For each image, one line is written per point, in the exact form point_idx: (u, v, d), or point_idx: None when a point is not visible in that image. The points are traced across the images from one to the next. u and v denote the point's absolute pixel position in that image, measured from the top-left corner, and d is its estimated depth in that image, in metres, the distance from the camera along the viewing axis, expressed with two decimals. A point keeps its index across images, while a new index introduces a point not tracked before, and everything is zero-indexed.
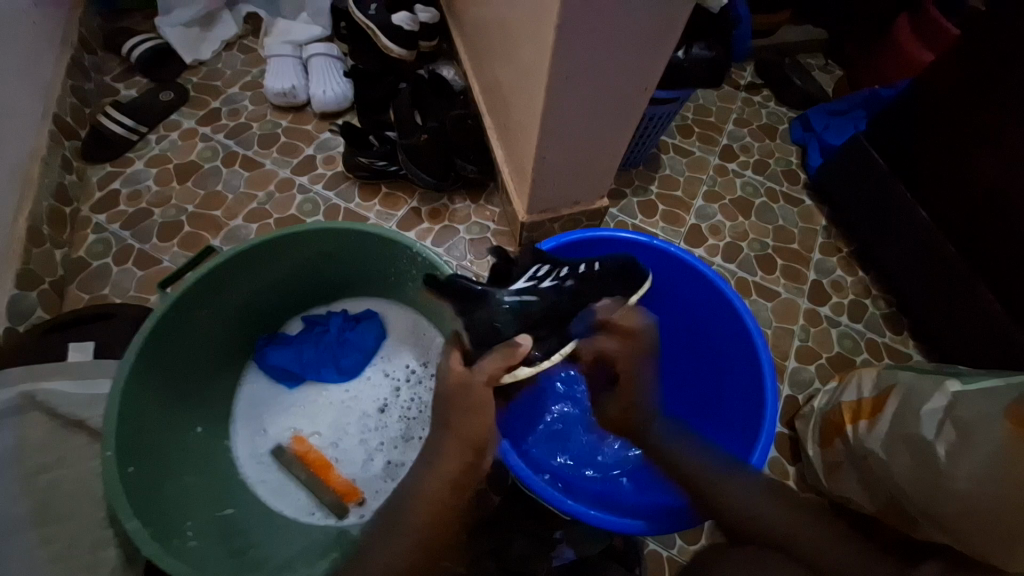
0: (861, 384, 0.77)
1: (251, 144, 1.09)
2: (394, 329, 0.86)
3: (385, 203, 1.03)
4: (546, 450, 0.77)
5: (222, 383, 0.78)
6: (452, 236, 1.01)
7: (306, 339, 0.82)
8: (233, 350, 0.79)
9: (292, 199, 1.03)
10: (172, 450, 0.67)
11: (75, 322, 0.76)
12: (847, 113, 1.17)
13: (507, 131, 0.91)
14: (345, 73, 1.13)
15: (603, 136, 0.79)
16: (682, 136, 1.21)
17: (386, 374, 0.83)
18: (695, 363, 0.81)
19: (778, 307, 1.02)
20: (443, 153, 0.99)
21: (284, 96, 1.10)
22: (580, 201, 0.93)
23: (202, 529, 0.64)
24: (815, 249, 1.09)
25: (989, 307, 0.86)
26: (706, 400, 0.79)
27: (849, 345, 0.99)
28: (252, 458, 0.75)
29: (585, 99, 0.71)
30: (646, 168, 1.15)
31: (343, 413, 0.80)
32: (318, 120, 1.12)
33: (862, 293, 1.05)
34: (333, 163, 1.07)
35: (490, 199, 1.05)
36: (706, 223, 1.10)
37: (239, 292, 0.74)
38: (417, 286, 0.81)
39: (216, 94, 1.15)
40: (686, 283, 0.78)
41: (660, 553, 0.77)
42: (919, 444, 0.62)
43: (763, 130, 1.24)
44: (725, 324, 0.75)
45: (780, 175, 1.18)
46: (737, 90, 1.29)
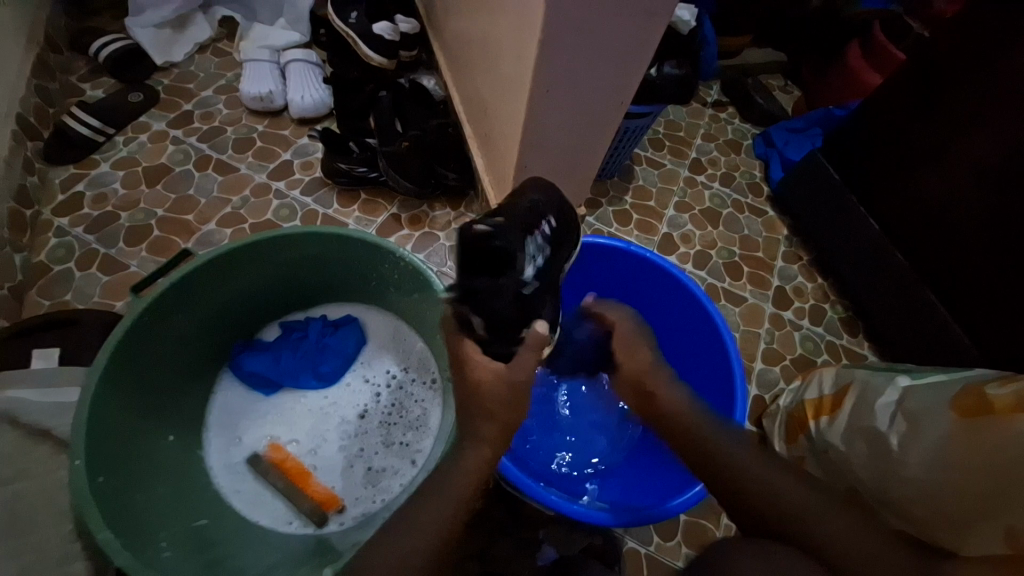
0: (822, 382, 0.82)
1: (225, 148, 1.07)
2: (375, 334, 0.86)
3: (364, 209, 1.03)
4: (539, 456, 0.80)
5: (195, 391, 0.75)
6: (432, 242, 1.02)
7: (284, 345, 0.81)
8: (209, 357, 0.77)
9: (268, 204, 1.02)
10: (144, 460, 0.65)
11: (37, 329, 0.72)
12: (805, 131, 1.25)
13: (488, 140, 0.93)
14: (323, 79, 1.12)
15: (583, 147, 0.82)
16: (654, 149, 1.26)
17: (366, 381, 0.82)
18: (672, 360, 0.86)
19: (744, 311, 1.07)
20: (425, 162, 1.00)
21: (261, 101, 1.09)
22: None
23: (175, 541, 0.62)
24: (778, 257, 1.16)
25: (935, 310, 0.93)
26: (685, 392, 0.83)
27: (810, 347, 1.05)
28: (227, 467, 0.73)
29: (565, 113, 0.74)
30: (620, 179, 1.20)
31: (322, 419, 0.79)
32: (296, 125, 1.12)
33: (821, 298, 1.11)
34: (311, 168, 1.06)
35: (470, 206, 1.06)
36: (678, 232, 1.15)
37: (215, 298, 0.73)
38: (398, 291, 0.81)
39: (189, 96, 1.13)
40: (660, 286, 0.83)
41: (639, 551, 0.79)
42: (874, 435, 0.67)
43: (728, 145, 1.31)
44: (698, 324, 0.79)
45: (745, 188, 1.25)
46: (704, 107, 1.37)
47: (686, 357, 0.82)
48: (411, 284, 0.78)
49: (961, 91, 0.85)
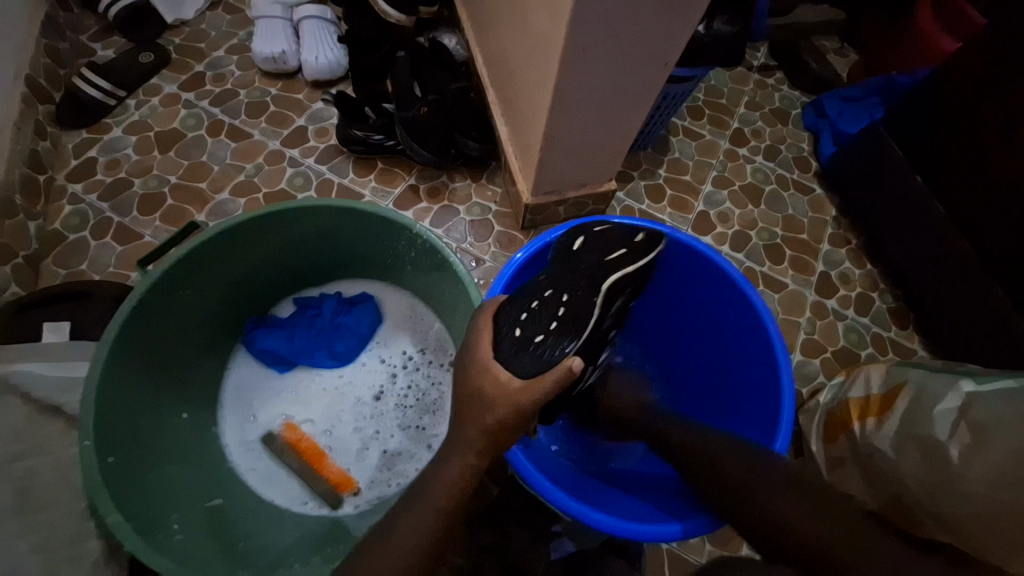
0: (869, 380, 0.76)
1: (238, 113, 1.02)
2: (391, 313, 0.82)
3: (381, 179, 0.98)
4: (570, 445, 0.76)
5: (209, 367, 0.74)
6: (452, 217, 0.96)
7: (298, 323, 0.79)
8: (222, 333, 0.75)
9: (282, 172, 0.97)
10: (157, 439, 0.63)
11: (52, 300, 0.71)
12: (862, 100, 1.13)
13: (513, 108, 0.86)
14: (339, 38, 1.05)
15: (615, 116, 0.74)
16: (692, 118, 1.16)
17: (382, 361, 0.79)
18: (711, 356, 0.77)
19: (784, 298, 1.00)
20: (443, 128, 0.94)
21: (273, 62, 1.04)
22: (587, 183, 0.89)
23: (187, 519, 0.61)
24: (824, 240, 1.07)
25: (1001, 307, 0.84)
26: (723, 389, 0.75)
27: (854, 339, 0.97)
28: (242, 445, 0.72)
29: (599, 76, 0.66)
30: (654, 151, 1.11)
31: (336, 399, 0.76)
32: (311, 89, 1.06)
33: (868, 287, 1.03)
34: (326, 135, 1.01)
35: (492, 178, 1.00)
36: (715, 210, 1.07)
37: (225, 274, 0.70)
38: (415, 269, 0.77)
39: (200, 57, 1.07)
40: (704, 283, 0.74)
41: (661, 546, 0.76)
42: (928, 443, 0.61)
43: (774, 114, 1.20)
44: (744, 330, 0.71)
45: (792, 163, 1.15)
46: (750, 71, 1.25)
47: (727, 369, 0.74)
48: (429, 263, 0.73)
49: None
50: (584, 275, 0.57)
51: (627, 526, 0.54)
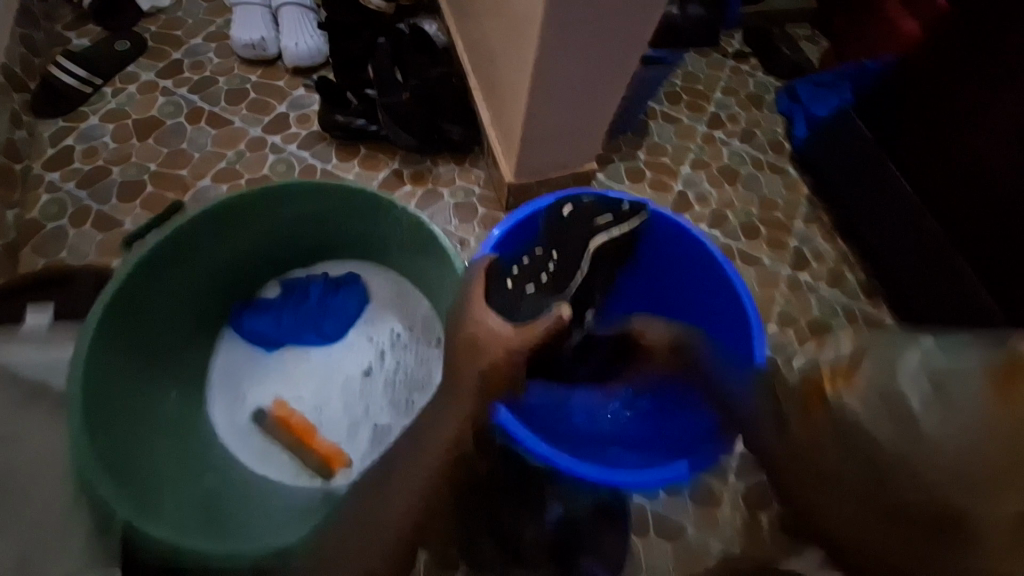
0: (839, 344, 0.80)
1: (218, 100, 1.02)
2: (378, 293, 0.83)
3: (364, 164, 0.98)
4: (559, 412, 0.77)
5: (197, 349, 0.74)
6: (435, 201, 0.97)
7: (285, 304, 0.79)
8: (209, 315, 0.75)
9: (264, 159, 0.97)
10: (145, 417, 0.64)
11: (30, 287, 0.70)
12: (836, 84, 1.14)
13: (494, 90, 0.88)
14: (319, 25, 1.05)
15: (595, 96, 0.76)
16: (670, 103, 1.19)
17: (369, 340, 0.80)
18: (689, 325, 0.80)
19: (759, 274, 1.03)
20: (425, 113, 0.95)
21: (253, 48, 1.04)
22: (567, 164, 0.90)
23: (178, 496, 0.63)
24: (798, 218, 1.09)
25: (964, 275, 0.88)
26: None
27: (828, 312, 1.00)
28: (231, 426, 0.72)
29: (577, 55, 0.68)
30: (634, 135, 1.13)
31: (326, 378, 0.77)
32: (291, 76, 1.05)
33: (841, 263, 1.05)
34: (308, 121, 1.01)
35: (476, 162, 1.00)
36: (692, 190, 1.10)
37: (211, 255, 0.71)
38: (401, 248, 0.78)
39: (177, 45, 1.06)
40: (680, 254, 0.77)
41: (645, 506, 0.80)
42: None
43: (750, 98, 1.23)
44: (718, 297, 0.74)
45: (766, 145, 1.17)
46: (725, 58, 1.28)
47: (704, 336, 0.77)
48: (414, 241, 0.75)
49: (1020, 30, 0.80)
50: (568, 238, 0.67)
51: (608, 476, 0.57)
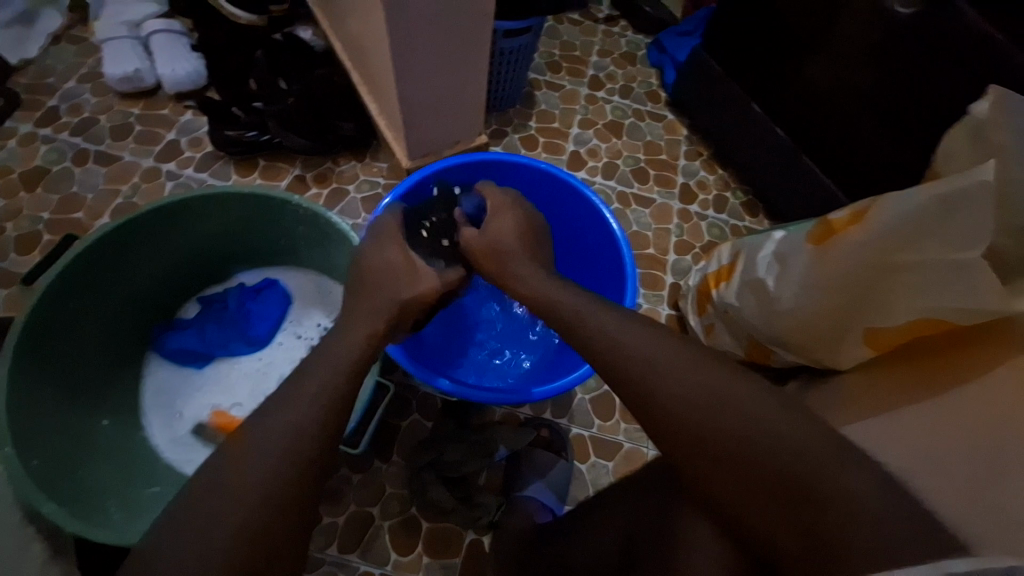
0: (721, 255, 0.89)
1: (103, 138, 1.01)
2: (300, 292, 0.87)
3: (265, 175, 1.00)
4: (483, 365, 0.85)
5: (124, 376, 0.77)
6: (343, 198, 1.00)
7: (206, 319, 0.82)
8: (129, 342, 0.78)
9: (162, 188, 0.98)
10: (79, 443, 0.68)
11: None
12: (693, 33, 1.28)
13: (373, 82, 0.93)
14: (192, 48, 1.06)
15: (458, 68, 0.82)
16: (552, 72, 1.28)
17: (298, 337, 0.84)
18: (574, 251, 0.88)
19: (654, 211, 1.14)
20: (315, 115, 0.98)
21: (129, 81, 1.02)
22: (458, 140, 0.97)
23: (127, 508, 0.66)
24: (680, 156, 1.22)
25: (815, 175, 1.01)
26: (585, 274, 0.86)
27: (716, 233, 1.13)
28: (173, 441, 0.76)
29: (427, 31, 0.73)
30: (522, 107, 1.21)
31: (260, 380, 0.81)
32: (174, 103, 1.06)
33: (722, 188, 1.19)
34: (200, 144, 1.02)
35: (376, 155, 1.04)
36: (584, 147, 1.19)
37: (118, 282, 0.73)
38: (308, 245, 0.82)
39: (49, 91, 1.04)
40: (551, 190, 0.84)
41: (584, 436, 0.87)
42: (757, 285, 0.75)
43: (624, 58, 1.33)
44: (588, 220, 0.82)
45: (644, 97, 1.28)
46: (596, 23, 1.37)
47: (586, 258, 0.86)
48: (317, 234, 0.79)
49: None
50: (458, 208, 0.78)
51: (516, 396, 0.66)
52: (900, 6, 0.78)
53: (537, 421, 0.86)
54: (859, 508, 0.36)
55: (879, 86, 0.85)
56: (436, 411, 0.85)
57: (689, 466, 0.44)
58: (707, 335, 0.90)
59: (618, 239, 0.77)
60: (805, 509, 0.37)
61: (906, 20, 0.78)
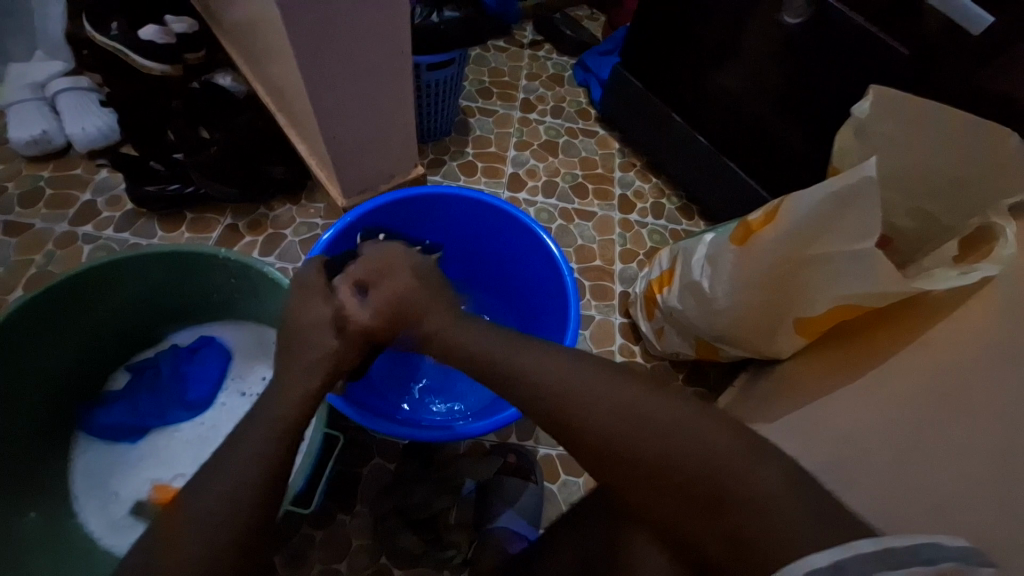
0: (661, 261, 0.91)
1: (8, 206, 0.94)
2: (239, 347, 0.82)
3: (195, 228, 0.96)
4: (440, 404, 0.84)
5: (49, 462, 0.71)
6: (281, 243, 0.97)
7: (137, 388, 0.77)
8: (51, 425, 0.71)
9: (80, 253, 0.92)
10: (6, 543, 0.61)
11: None
12: (613, 51, 1.36)
13: (299, 124, 0.91)
14: (104, 104, 1.01)
15: (382, 105, 0.82)
16: (484, 99, 1.31)
17: (242, 394, 0.80)
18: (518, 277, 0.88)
19: (596, 224, 1.17)
20: (241, 162, 0.95)
21: (36, 144, 0.96)
22: (394, 174, 0.97)
23: None
24: (615, 168, 1.27)
25: (738, 176, 1.07)
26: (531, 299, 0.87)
27: (657, 239, 1.18)
28: (110, 526, 0.71)
29: (344, 72, 0.74)
30: (458, 134, 1.23)
31: (204, 446, 0.76)
32: (89, 162, 1.00)
33: (657, 195, 1.24)
34: (120, 202, 0.97)
35: (312, 197, 1.02)
36: (523, 168, 1.22)
37: (32, 362, 0.67)
38: (243, 297, 0.78)
39: None
40: (488, 220, 0.85)
41: (551, 456, 0.86)
42: (693, 287, 0.77)
43: (552, 79, 1.38)
44: (527, 245, 0.83)
45: (575, 115, 1.33)
46: (522, 49, 1.42)
47: (530, 282, 0.86)
48: (251, 286, 0.76)
49: None
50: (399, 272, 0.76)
51: (467, 430, 0.64)
52: (789, 18, 0.85)
53: (503, 448, 0.85)
54: (766, 507, 0.39)
55: (783, 89, 0.92)
56: (398, 451, 0.82)
57: (629, 491, 0.45)
58: (658, 338, 0.90)
59: (557, 258, 0.79)
60: (731, 519, 0.40)
61: (795, 29, 0.85)
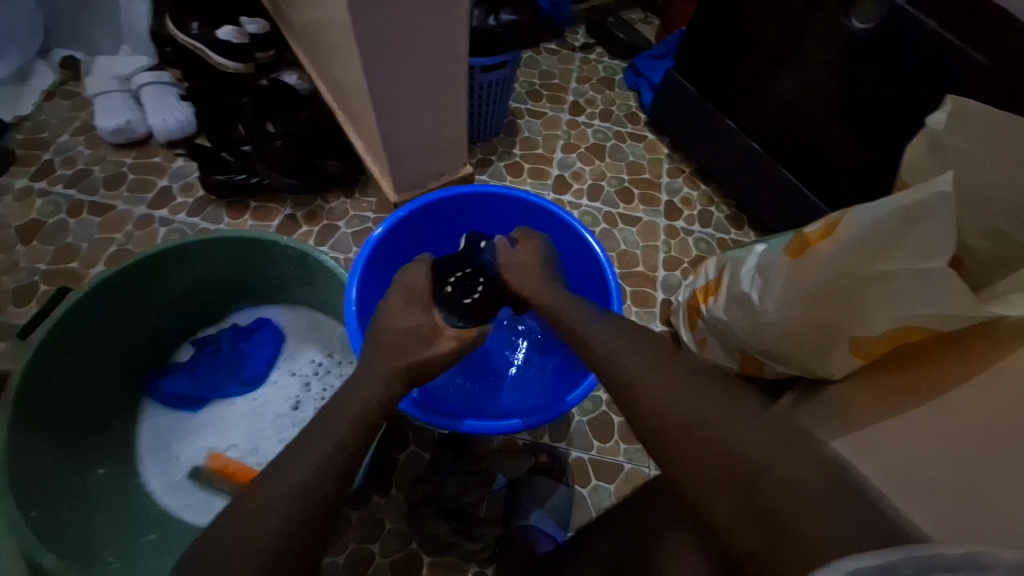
0: (707, 270, 0.90)
1: (97, 189, 1.03)
2: (292, 330, 0.87)
3: (257, 216, 1.02)
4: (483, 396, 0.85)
5: (120, 422, 0.77)
6: (334, 234, 1.02)
7: (199, 362, 0.83)
8: (123, 389, 0.78)
9: (155, 234, 1.00)
10: (75, 495, 0.68)
11: None
12: (666, 56, 1.32)
13: (357, 121, 0.95)
14: (182, 97, 1.09)
15: (438, 105, 0.85)
16: (533, 101, 1.32)
17: (292, 374, 0.85)
18: (565, 280, 0.88)
19: (641, 229, 1.16)
20: (302, 155, 1.00)
21: (121, 132, 1.05)
22: (444, 172, 1.00)
23: (123, 558, 0.67)
24: (663, 174, 1.25)
25: (793, 186, 1.04)
26: None
27: (704, 247, 1.15)
28: (168, 487, 0.76)
29: (404, 72, 0.76)
30: (506, 135, 1.25)
31: (255, 420, 0.81)
32: (166, 150, 1.08)
33: (706, 203, 1.21)
34: (192, 189, 1.04)
35: (365, 191, 1.06)
36: (568, 171, 1.22)
37: (111, 330, 0.73)
38: (299, 283, 0.83)
39: (44, 146, 1.07)
40: (536, 221, 0.85)
41: (584, 459, 0.86)
42: (741, 298, 0.75)
43: (602, 83, 1.37)
44: (573, 247, 0.84)
45: (624, 119, 1.32)
46: (573, 52, 1.42)
47: (575, 285, 0.87)
48: (307, 273, 0.80)
49: None
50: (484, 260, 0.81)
51: (511, 425, 0.65)
52: (857, 21, 0.81)
53: (535, 447, 0.86)
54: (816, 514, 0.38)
55: (847, 97, 0.88)
56: (433, 441, 0.85)
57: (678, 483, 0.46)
58: (700, 349, 0.88)
59: (602, 261, 0.78)
60: (773, 509, 0.40)
61: (864, 34, 0.80)
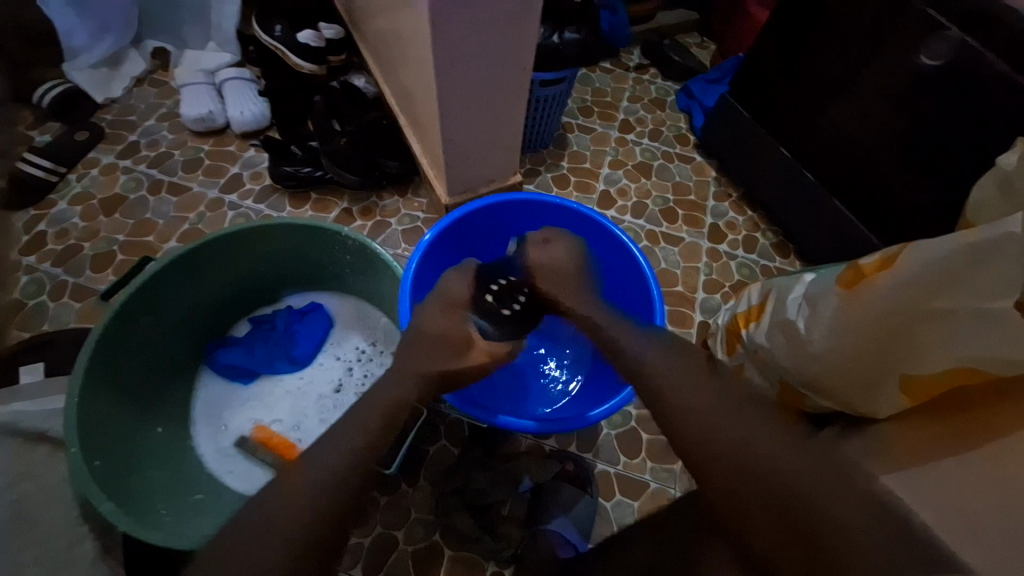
0: (749, 296, 0.88)
1: (176, 171, 1.12)
2: (341, 316, 0.92)
3: (316, 208, 1.09)
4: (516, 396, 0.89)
5: (179, 387, 0.83)
6: (386, 229, 1.07)
7: (254, 338, 0.88)
8: (184, 357, 0.84)
9: (223, 217, 1.07)
10: (137, 450, 0.73)
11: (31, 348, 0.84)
12: (720, 81, 1.33)
13: (419, 125, 1.00)
14: (259, 93, 1.18)
15: (499, 115, 0.89)
16: (584, 116, 1.35)
17: (337, 358, 0.89)
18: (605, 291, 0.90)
19: (682, 250, 1.16)
20: (364, 153, 1.05)
21: (202, 121, 1.14)
22: (495, 178, 1.03)
23: (174, 511, 0.71)
24: (709, 197, 1.24)
25: (845, 218, 1.02)
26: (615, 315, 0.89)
27: (746, 273, 1.14)
28: (217, 452, 0.81)
29: (471, 82, 0.81)
30: (555, 148, 1.28)
31: (300, 398, 0.86)
32: (239, 140, 1.17)
33: (752, 229, 1.20)
34: (260, 177, 1.12)
35: (417, 191, 1.11)
36: (614, 187, 1.24)
37: (181, 301, 0.80)
38: (353, 272, 0.88)
39: (133, 128, 1.17)
40: (583, 232, 0.88)
41: (609, 472, 0.86)
42: (786, 325, 0.73)
43: (653, 103, 1.39)
44: (618, 260, 0.85)
45: (673, 140, 1.33)
46: (627, 71, 1.44)
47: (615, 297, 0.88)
48: (362, 263, 0.84)
49: (830, 20, 0.93)
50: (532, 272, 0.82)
51: (551, 425, 0.67)
52: (927, 58, 0.81)
53: (561, 455, 0.86)
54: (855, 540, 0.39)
55: (908, 133, 0.87)
56: (463, 437, 0.87)
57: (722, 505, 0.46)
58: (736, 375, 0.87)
59: (648, 276, 0.79)
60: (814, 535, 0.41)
61: (931, 71, 0.80)
